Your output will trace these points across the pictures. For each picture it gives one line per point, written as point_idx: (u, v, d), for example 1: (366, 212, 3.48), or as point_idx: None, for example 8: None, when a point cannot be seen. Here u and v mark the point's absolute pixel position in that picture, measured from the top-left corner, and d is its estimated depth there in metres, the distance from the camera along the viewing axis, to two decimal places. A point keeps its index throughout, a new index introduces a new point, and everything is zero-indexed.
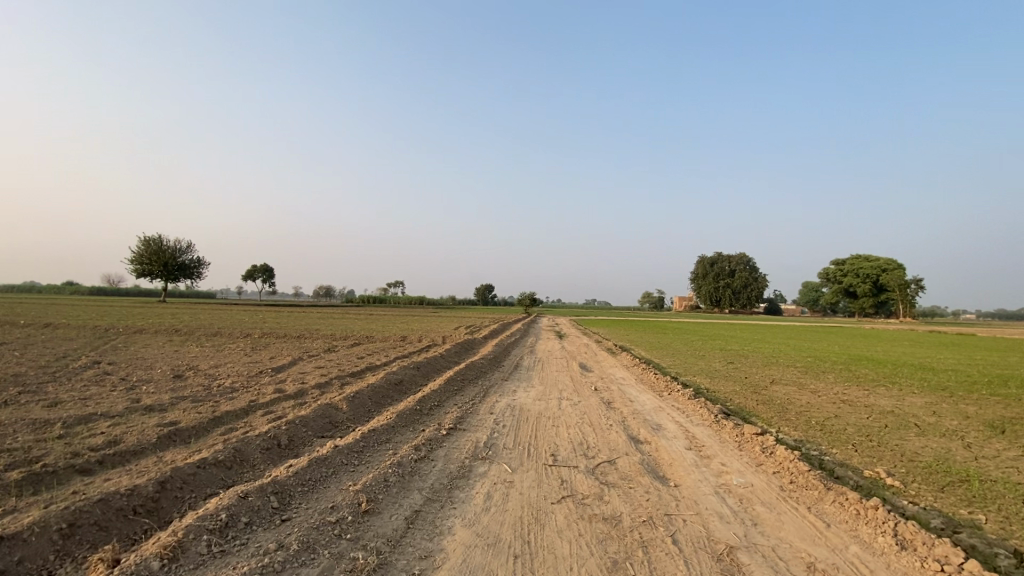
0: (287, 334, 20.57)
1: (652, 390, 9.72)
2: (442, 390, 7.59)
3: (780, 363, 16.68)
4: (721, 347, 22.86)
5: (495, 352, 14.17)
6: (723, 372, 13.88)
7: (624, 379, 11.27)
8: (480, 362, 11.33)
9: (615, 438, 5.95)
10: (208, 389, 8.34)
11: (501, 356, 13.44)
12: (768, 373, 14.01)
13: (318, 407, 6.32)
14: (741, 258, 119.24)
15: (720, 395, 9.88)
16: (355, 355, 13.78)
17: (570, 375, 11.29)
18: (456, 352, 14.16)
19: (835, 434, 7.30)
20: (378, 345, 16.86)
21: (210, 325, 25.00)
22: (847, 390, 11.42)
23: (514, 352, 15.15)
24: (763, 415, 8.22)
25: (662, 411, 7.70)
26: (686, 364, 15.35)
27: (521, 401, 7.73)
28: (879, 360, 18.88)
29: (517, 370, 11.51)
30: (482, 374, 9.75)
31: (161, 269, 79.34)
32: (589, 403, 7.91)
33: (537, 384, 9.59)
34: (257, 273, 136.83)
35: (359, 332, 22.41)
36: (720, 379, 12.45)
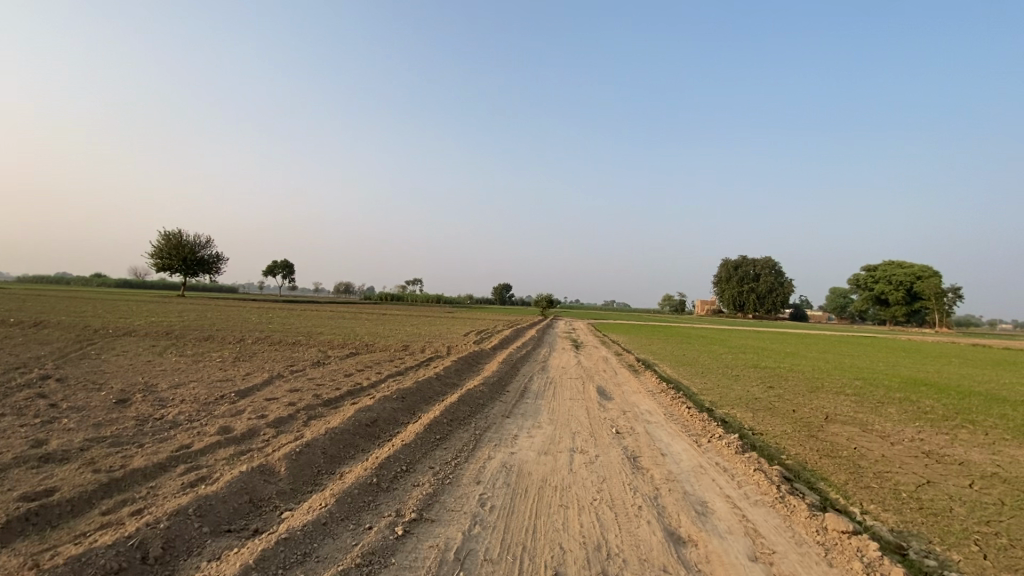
0: (282, 340, 19.15)
1: (687, 435, 7.94)
2: (419, 440, 5.90)
3: (826, 389, 14.63)
4: (755, 364, 20.74)
5: (502, 372, 12.41)
6: (766, 403, 11.93)
7: (651, 413, 9.48)
8: (480, 389, 9.61)
9: (647, 535, 4.26)
10: (143, 424, 6.88)
11: (507, 378, 11.67)
12: (818, 405, 12.00)
13: (245, 472, 4.71)
14: (767, 262, 115.19)
15: (770, 444, 8.02)
16: (343, 370, 12.24)
17: (585, 407, 9.55)
18: (458, 370, 12.48)
19: (942, 518, 5.42)
20: (375, 357, 15.32)
21: (208, 327, 23.83)
22: (922, 435, 9.41)
23: (524, 371, 13.42)
24: (832, 479, 6.43)
25: (705, 477, 5.90)
26: (719, 389, 13.46)
27: (522, 457, 6.01)
28: (939, 387, 16.63)
29: (524, 399, 9.75)
30: (479, 409, 8.03)
31: (180, 264, 79.61)
32: (608, 461, 6.19)
33: (545, 424, 7.86)
34: (277, 268, 137.68)
35: (360, 338, 20.93)
36: (764, 415, 10.53)
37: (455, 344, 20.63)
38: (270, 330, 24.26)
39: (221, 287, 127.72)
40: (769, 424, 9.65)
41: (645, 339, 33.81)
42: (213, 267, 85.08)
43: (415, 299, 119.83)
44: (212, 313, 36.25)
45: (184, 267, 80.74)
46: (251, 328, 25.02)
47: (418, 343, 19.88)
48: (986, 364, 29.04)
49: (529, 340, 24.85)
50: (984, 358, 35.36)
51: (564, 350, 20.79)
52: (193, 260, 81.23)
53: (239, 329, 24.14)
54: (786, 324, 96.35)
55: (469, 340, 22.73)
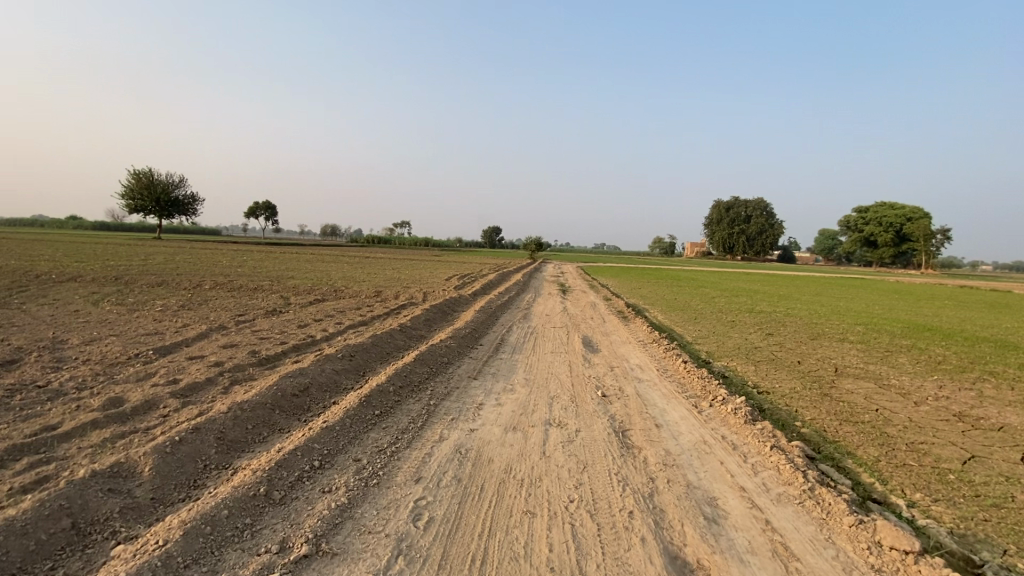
0: (243, 285, 17.61)
1: (683, 398, 6.74)
2: (350, 416, 4.58)
3: (828, 336, 13.60)
4: (750, 309, 19.73)
5: (478, 321, 11.07)
6: (767, 353, 10.85)
7: (642, 369, 8.27)
8: (448, 342, 8.27)
9: (640, 566, 3.01)
10: (14, 395, 5.51)
11: (484, 330, 10.35)
12: (823, 355, 10.96)
13: (85, 478, 3.38)
14: (759, 204, 113.46)
15: (780, 407, 6.90)
16: (297, 321, 10.85)
17: (567, 363, 8.28)
18: (429, 319, 11.14)
19: (1006, 510, 4.33)
20: (339, 304, 13.93)
21: (169, 271, 22.19)
22: (944, 391, 8.40)
23: (502, 319, 12.11)
24: (860, 456, 5.32)
25: (712, 459, 4.72)
26: (715, 338, 12.32)
27: (484, 436, 4.74)
28: (944, 332, 15.68)
29: (499, 353, 8.45)
30: (441, 370, 6.71)
31: (152, 205, 76.14)
32: (590, 438, 4.94)
33: (519, 387, 6.59)
34: (258, 210, 133.63)
35: (331, 283, 19.44)
36: (767, 368, 9.45)
37: (433, 288, 19.26)
38: (235, 274, 22.63)
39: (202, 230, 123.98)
40: (775, 381, 8.51)
41: (634, 282, 32.71)
42: (189, 208, 81.69)
43: (402, 241, 117.65)
44: (182, 256, 34.41)
45: (159, 208, 77.42)
46: (216, 272, 23.37)
47: (392, 288, 18.50)
48: (981, 306, 28.37)
49: (513, 284, 23.54)
50: (977, 299, 34.78)
51: (549, 295, 19.51)
52: (167, 201, 77.75)
53: (202, 272, 22.51)
54: (775, 266, 96.22)
55: (448, 285, 21.34)
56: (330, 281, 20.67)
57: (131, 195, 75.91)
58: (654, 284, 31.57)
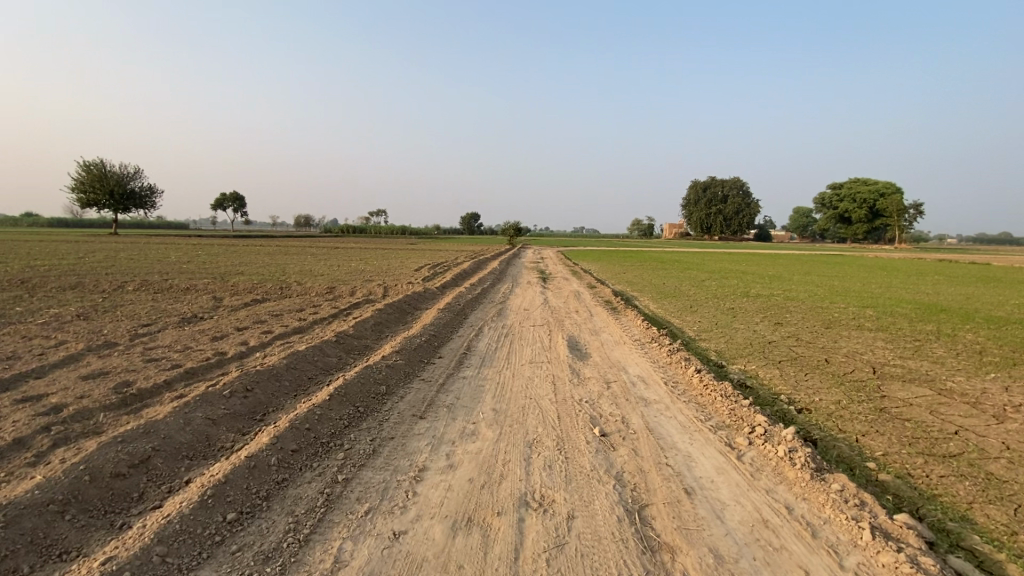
0: (173, 285, 15.21)
1: (710, 433, 4.91)
2: (170, 537, 2.63)
3: (843, 324, 12.00)
4: (746, 293, 18.10)
5: (441, 323, 9.03)
6: (786, 350, 9.13)
7: (646, 384, 6.40)
8: (393, 357, 6.26)
9: None
10: None
11: (447, 335, 8.33)
12: (850, 350, 9.28)
13: None
14: (736, 183, 112.65)
15: (837, 439, 5.12)
16: (212, 332, 8.69)
17: (549, 380, 6.37)
18: (381, 323, 9.11)
19: None
20: (278, 306, 11.73)
21: (96, 271, 19.58)
22: (1016, 396, 6.77)
23: (470, 318, 10.12)
24: (992, 532, 3.56)
25: (791, 568, 2.88)
26: (719, 332, 10.58)
27: (413, 549, 2.81)
28: (961, 314, 14.18)
29: (461, 370, 6.47)
30: (372, 408, 4.72)
31: (107, 198, 71.74)
32: (591, 534, 3.07)
33: (483, 428, 4.66)
34: (226, 201, 128.57)
35: (279, 280, 17.12)
36: (794, 371, 7.70)
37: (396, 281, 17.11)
38: (176, 272, 20.10)
39: (166, 225, 118.56)
40: (812, 390, 6.75)
41: (619, 266, 30.94)
42: (147, 201, 77.03)
43: (378, 230, 114.28)
44: (129, 253, 31.41)
45: (114, 202, 72.87)
46: (153, 269, 20.77)
47: (349, 283, 16.24)
48: (974, 281, 27.25)
49: (487, 273, 21.48)
50: (965, 274, 33.82)
51: (526, 285, 17.51)
52: (122, 195, 73.16)
53: (135, 271, 19.90)
54: (755, 245, 95.76)
55: (415, 277, 19.18)
56: (280, 277, 18.32)
57: (83, 188, 71.23)
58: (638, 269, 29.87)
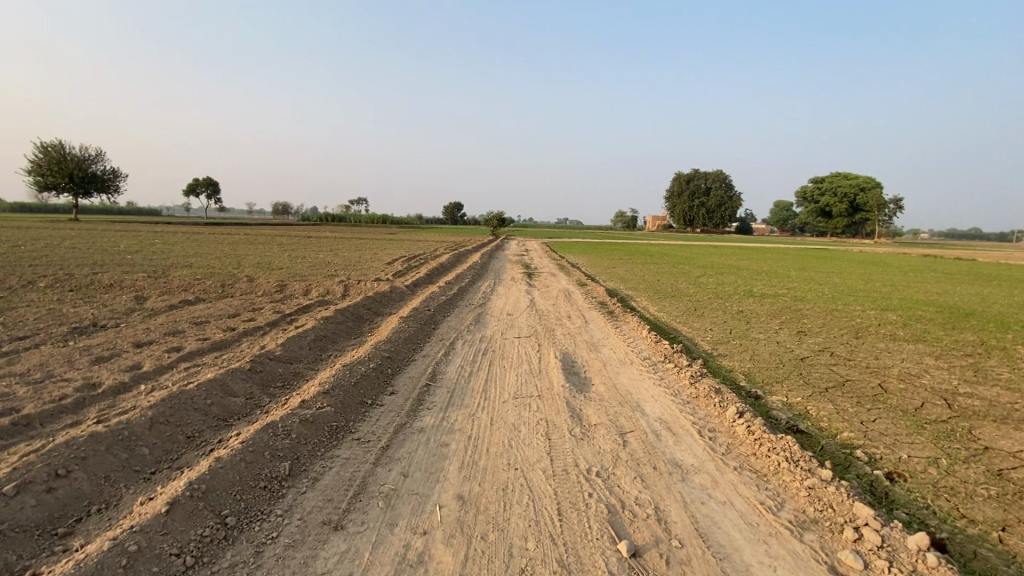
0: (94, 281, 12.93)
1: (797, 543, 3.13)
2: None
3: (874, 334, 10.40)
4: (750, 292, 16.50)
5: (400, 336, 7.10)
6: (827, 371, 7.45)
7: (676, 437, 4.62)
8: (317, 402, 4.36)
9: None
10: None
11: (406, 355, 6.42)
12: (901, 371, 7.64)
13: None
14: (718, 176, 112.10)
15: (976, 541, 3.42)
16: (99, 350, 6.66)
17: (541, 433, 4.54)
18: (324, 337, 7.16)
19: None
20: (209, 309, 9.67)
21: (15, 262, 16.97)
22: None
23: (440, 329, 8.19)
24: None
25: None
26: (738, 345, 8.87)
27: None
28: (993, 320, 12.70)
29: (418, 419, 4.59)
30: (252, 519, 2.86)
31: (65, 181, 67.58)
32: None
33: (438, 549, 2.82)
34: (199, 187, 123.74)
35: (226, 276, 14.91)
36: (851, 405, 6.00)
37: (362, 277, 15.06)
38: (112, 263, 17.71)
39: (134, 211, 113.53)
40: (891, 440, 5.04)
41: (607, 260, 29.22)
42: (110, 184, 72.92)
43: (357, 219, 110.98)
44: (74, 241, 28.46)
45: (75, 185, 68.68)
46: (85, 261, 18.24)
47: (306, 279, 14.14)
48: (975, 279, 26.15)
49: (466, 267, 19.51)
50: (959, 271, 32.94)
51: (509, 282, 15.60)
52: (83, 177, 68.88)
53: (64, 263, 17.40)
54: (739, 238, 95.17)
55: (385, 272, 17.15)
56: (229, 271, 16.08)
57: (39, 170, 66.96)
58: (627, 263, 28.22)
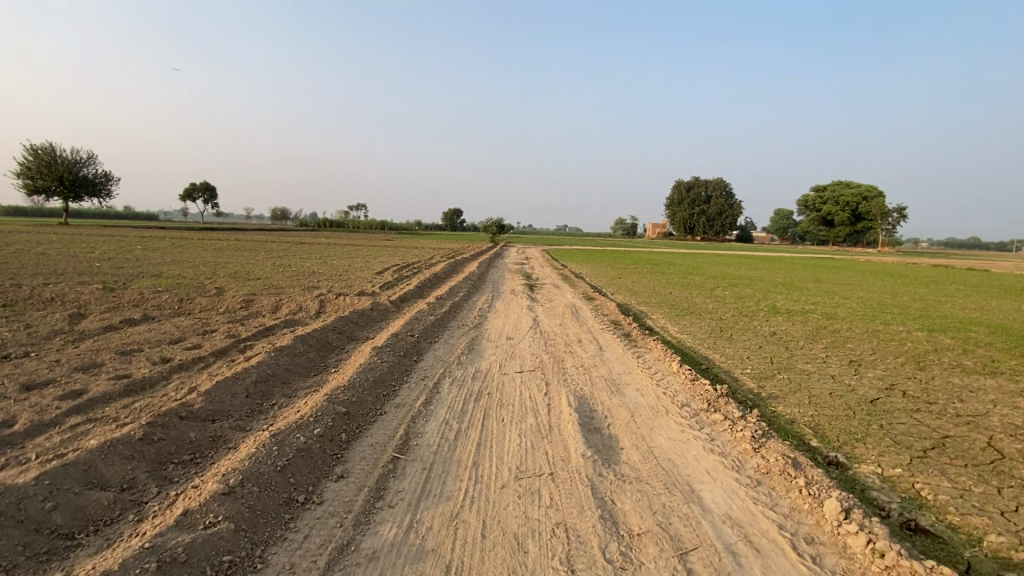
0: (37, 295, 11.31)
1: None
2: None
3: (938, 363, 8.85)
4: (774, 308, 14.97)
5: (368, 374, 5.50)
6: (912, 422, 5.88)
7: (763, 560, 3.05)
8: (208, 515, 2.79)
9: None
10: None
11: (371, 408, 4.84)
12: (1002, 420, 6.07)
13: None
14: (719, 183, 110.80)
15: None
16: None
17: (562, 556, 2.95)
18: (270, 377, 5.58)
19: None
20: (151, 332, 8.07)
21: None
22: None
23: (422, 361, 6.57)
24: None
25: None
26: (789, 382, 7.27)
27: None
28: None
29: (367, 533, 2.99)
30: None
31: (57, 185, 66.20)
32: None
33: None
34: (196, 192, 122.53)
35: (192, 289, 13.31)
36: (974, 483, 4.42)
37: (344, 290, 13.50)
38: (74, 273, 16.15)
39: (130, 215, 112.25)
40: None
41: (612, 270, 27.72)
42: (103, 188, 71.63)
43: (356, 225, 109.44)
44: (51, 245, 26.98)
45: (65, 188, 67.04)
46: (45, 269, 16.64)
47: (280, 293, 12.54)
48: (1001, 292, 24.68)
49: (461, 278, 17.92)
50: (982, 282, 31.34)
51: (509, 297, 14.05)
52: (73, 181, 67.23)
53: (21, 271, 15.79)
54: (741, 246, 93.95)
55: (372, 283, 15.58)
56: (199, 283, 14.49)
57: (29, 173, 65.54)
58: (634, 272, 26.75)
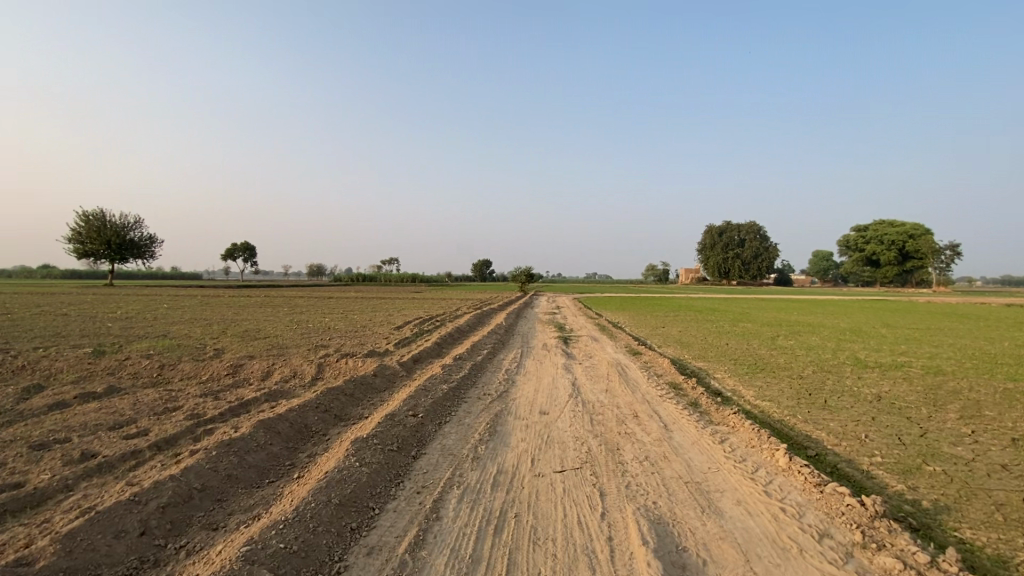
0: (11, 362, 10.05)
1: None
2: None
3: None
4: (859, 362, 12.51)
5: (330, 493, 3.66)
6: None
7: None
8: None
9: None
10: None
11: (321, 564, 2.96)
12: None
13: None
14: (753, 226, 107.78)
15: None
16: None
17: None
18: (195, 495, 3.79)
19: None
20: (97, 412, 6.47)
21: None
22: None
23: (423, 459, 4.68)
24: None
25: None
26: (951, 480, 5.04)
27: None
28: None
29: None
30: None
31: (105, 249, 69.08)
32: None
33: None
34: (237, 251, 127.06)
35: (187, 351, 11.89)
36: None
37: (353, 349, 11.86)
38: (76, 334, 15.09)
39: (174, 275, 116.80)
40: None
41: (653, 319, 25.54)
42: (147, 250, 74.49)
43: (387, 278, 110.50)
44: (80, 306, 26.78)
45: (112, 252, 69.82)
46: (50, 331, 15.71)
47: (280, 355, 10.97)
48: None
49: (488, 332, 16.14)
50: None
51: (541, 353, 12.13)
52: (120, 244, 70.04)
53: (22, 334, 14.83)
54: (782, 290, 89.71)
55: (388, 340, 13.95)
56: (198, 344, 13.13)
57: (80, 238, 68.75)
58: (679, 321, 24.43)
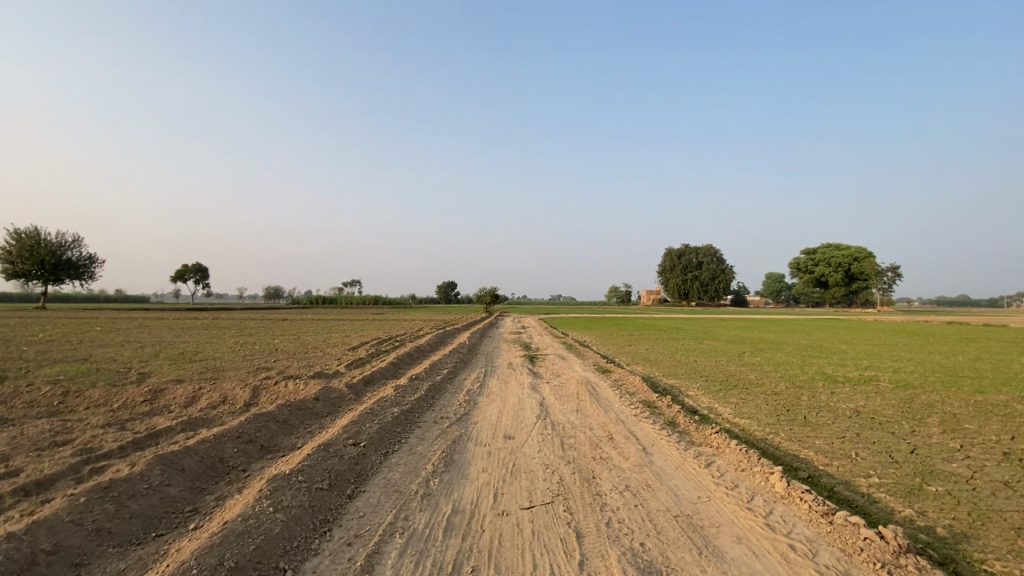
0: None
1: None
2: None
3: None
4: (828, 377, 12.27)
5: (224, 556, 2.77)
6: None
7: None
8: None
9: None
10: None
11: None
12: None
13: None
14: (710, 249, 111.08)
15: None
16: None
17: None
18: (40, 560, 2.83)
19: None
20: None
21: None
22: None
23: (359, 498, 3.82)
24: None
25: None
26: (959, 502, 4.53)
27: None
28: None
29: None
30: None
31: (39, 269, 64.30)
32: None
33: None
34: (187, 273, 121.26)
35: (105, 376, 10.47)
36: None
37: (298, 371, 10.73)
38: None
39: (117, 298, 110.07)
40: None
41: (619, 338, 25.16)
42: (87, 271, 69.78)
43: (348, 301, 107.52)
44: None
45: (47, 272, 64.98)
46: None
47: (212, 379, 9.75)
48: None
49: (449, 352, 15.21)
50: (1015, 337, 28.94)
51: (505, 373, 11.33)
52: (55, 265, 65.34)
53: None
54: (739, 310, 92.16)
55: (339, 361, 12.84)
56: (121, 368, 11.65)
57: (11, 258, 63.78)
58: (644, 339, 24.12)
